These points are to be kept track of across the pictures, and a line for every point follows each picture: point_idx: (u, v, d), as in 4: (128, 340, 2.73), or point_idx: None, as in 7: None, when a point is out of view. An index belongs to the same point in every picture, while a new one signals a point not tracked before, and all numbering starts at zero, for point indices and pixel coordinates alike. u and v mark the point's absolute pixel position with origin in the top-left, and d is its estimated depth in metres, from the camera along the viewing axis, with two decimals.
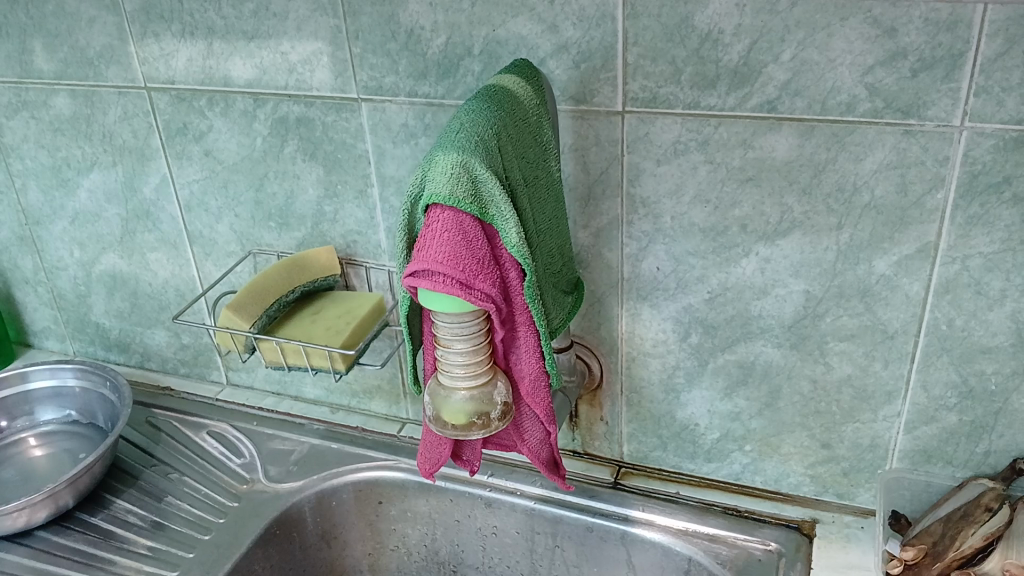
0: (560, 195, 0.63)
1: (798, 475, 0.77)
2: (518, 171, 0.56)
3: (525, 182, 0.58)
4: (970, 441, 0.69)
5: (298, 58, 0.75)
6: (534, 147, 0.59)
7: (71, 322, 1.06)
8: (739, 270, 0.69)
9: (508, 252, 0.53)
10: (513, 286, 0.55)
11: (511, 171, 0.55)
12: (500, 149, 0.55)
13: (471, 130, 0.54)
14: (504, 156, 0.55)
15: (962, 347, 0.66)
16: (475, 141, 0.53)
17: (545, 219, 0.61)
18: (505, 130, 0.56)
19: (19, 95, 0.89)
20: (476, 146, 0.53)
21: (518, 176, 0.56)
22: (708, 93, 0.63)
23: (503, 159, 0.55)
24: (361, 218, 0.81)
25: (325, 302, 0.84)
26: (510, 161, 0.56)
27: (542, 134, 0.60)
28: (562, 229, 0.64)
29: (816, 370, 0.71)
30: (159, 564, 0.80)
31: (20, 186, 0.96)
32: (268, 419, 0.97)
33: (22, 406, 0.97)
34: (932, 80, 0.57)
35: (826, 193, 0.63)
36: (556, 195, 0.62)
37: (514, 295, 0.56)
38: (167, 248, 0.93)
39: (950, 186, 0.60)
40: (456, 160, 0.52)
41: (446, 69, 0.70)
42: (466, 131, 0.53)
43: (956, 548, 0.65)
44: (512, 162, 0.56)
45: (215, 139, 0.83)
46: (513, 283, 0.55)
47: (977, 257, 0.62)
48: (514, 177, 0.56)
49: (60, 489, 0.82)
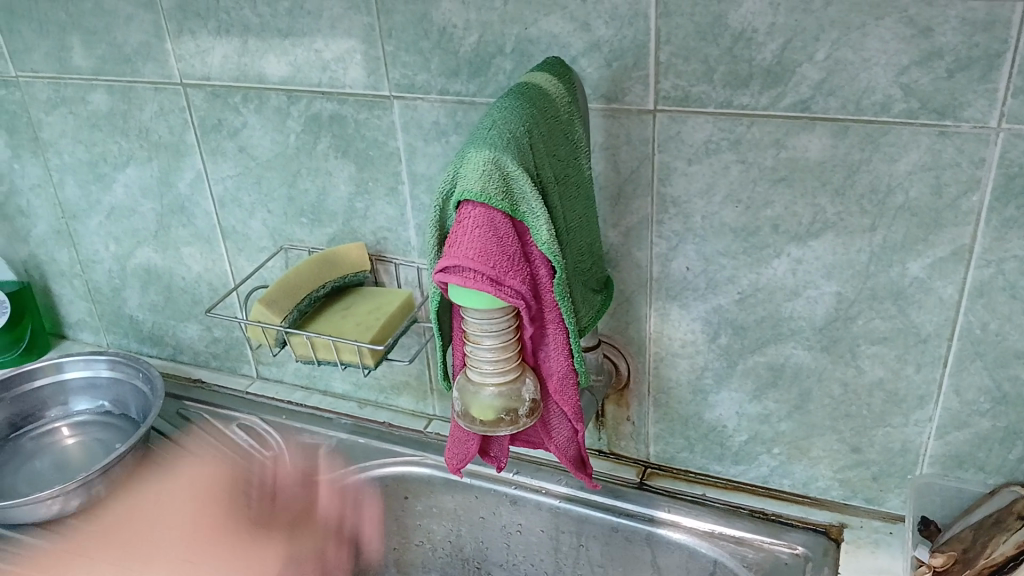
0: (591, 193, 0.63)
1: (827, 479, 0.77)
2: (550, 171, 0.56)
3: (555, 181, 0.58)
4: (1002, 447, 0.68)
5: (331, 55, 0.76)
6: (565, 144, 0.59)
7: (106, 316, 1.07)
8: (770, 271, 0.69)
9: (539, 249, 0.54)
10: (543, 283, 0.55)
11: (542, 171, 0.56)
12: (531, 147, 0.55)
13: (502, 128, 0.54)
14: (535, 154, 0.55)
15: (996, 351, 0.65)
16: (505, 138, 0.53)
17: (576, 217, 0.61)
18: (536, 129, 0.56)
19: (58, 91, 0.91)
20: (507, 144, 0.53)
21: (548, 175, 0.56)
22: (741, 93, 0.63)
23: (533, 157, 0.55)
24: (392, 215, 0.82)
25: (356, 298, 0.85)
26: (541, 161, 0.56)
27: (574, 132, 0.60)
28: (593, 227, 0.64)
29: (847, 373, 0.71)
30: (189, 555, 0.82)
31: (58, 180, 0.98)
32: (297, 413, 0.98)
33: (57, 396, 0.98)
34: (968, 81, 0.56)
35: (859, 194, 0.63)
36: (587, 194, 0.62)
37: (544, 292, 0.56)
38: (201, 243, 0.94)
39: (986, 189, 0.59)
40: (485, 157, 0.52)
41: (477, 67, 0.70)
42: (497, 130, 0.54)
43: (988, 556, 0.65)
44: (542, 161, 0.56)
45: (249, 136, 0.84)
46: (543, 280, 0.55)
47: (1012, 260, 0.61)
48: (544, 177, 0.56)
49: (94, 478, 0.83)
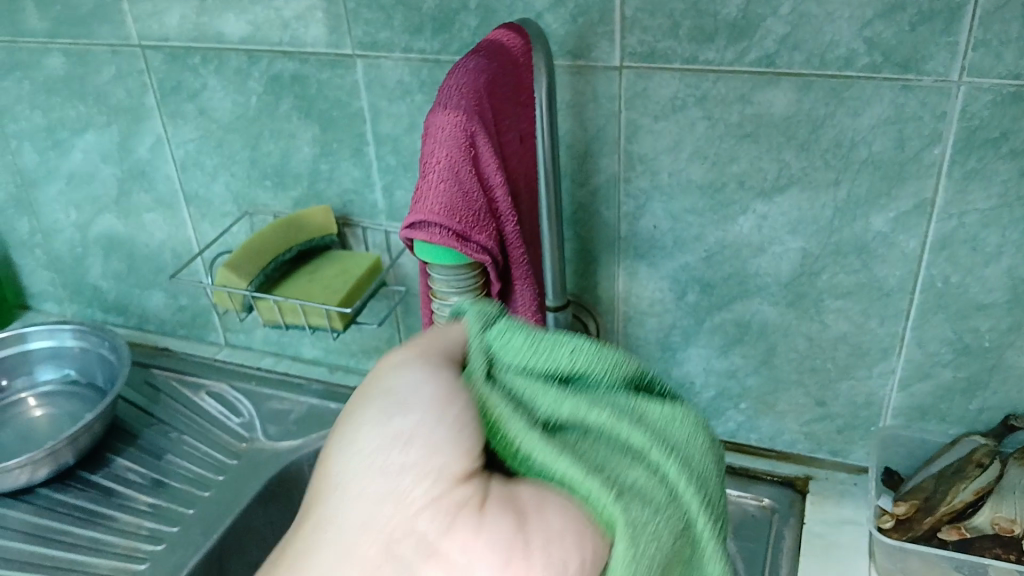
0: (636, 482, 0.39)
1: (793, 432, 0.78)
2: (698, 437, 0.42)
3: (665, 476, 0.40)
4: (964, 398, 0.70)
5: (292, 13, 0.74)
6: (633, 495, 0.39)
7: (69, 284, 1.07)
8: (737, 228, 0.69)
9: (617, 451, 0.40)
10: (501, 207, 0.53)
11: (632, 439, 0.40)
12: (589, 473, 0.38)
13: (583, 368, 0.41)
14: (612, 432, 0.41)
15: (958, 303, 0.66)
16: (558, 405, 0.41)
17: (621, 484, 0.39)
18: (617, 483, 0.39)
19: (12, 55, 0.88)
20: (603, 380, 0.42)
21: (678, 441, 0.41)
22: (706, 48, 0.62)
23: (586, 447, 0.40)
24: (357, 176, 0.81)
25: (321, 263, 0.84)
26: (646, 440, 0.40)
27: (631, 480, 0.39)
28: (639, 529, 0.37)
29: (811, 328, 0.71)
30: (160, 521, 0.81)
31: (15, 146, 0.96)
32: (267, 379, 0.98)
33: (22, 365, 0.96)
34: (930, 34, 0.56)
35: (824, 149, 0.63)
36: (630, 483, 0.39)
37: (506, 227, 0.54)
38: (164, 209, 0.93)
39: (947, 141, 0.60)
40: (538, 395, 0.41)
41: (441, 24, 0.69)
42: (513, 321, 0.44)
43: (947, 503, 0.67)
44: (643, 438, 0.40)
45: (209, 98, 0.82)
46: (501, 204, 0.53)
47: (974, 213, 0.62)
48: (645, 404, 0.42)
49: (61, 446, 0.81)
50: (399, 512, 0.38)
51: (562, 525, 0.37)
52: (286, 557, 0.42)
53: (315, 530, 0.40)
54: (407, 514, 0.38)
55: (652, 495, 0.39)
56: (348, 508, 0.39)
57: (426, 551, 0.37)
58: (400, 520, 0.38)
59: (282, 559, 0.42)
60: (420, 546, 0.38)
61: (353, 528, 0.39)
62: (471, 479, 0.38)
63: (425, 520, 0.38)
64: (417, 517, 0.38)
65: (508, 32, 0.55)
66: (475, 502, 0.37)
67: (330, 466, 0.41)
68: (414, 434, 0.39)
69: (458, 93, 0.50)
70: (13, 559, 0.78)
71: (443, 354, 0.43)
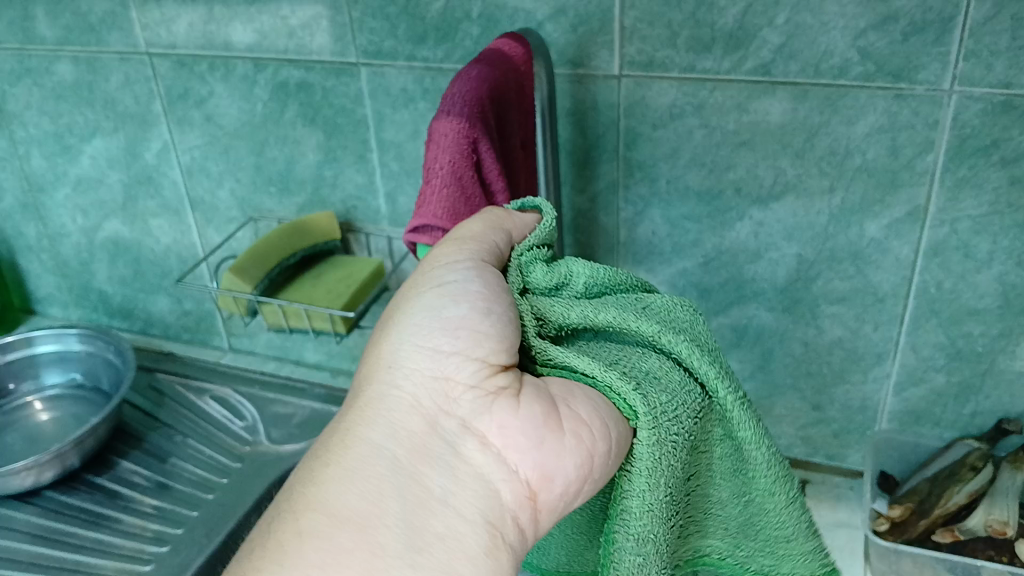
0: (671, 375, 0.40)
1: (789, 437, 0.79)
2: (698, 323, 0.43)
3: (679, 367, 0.41)
4: (957, 403, 0.71)
5: (298, 22, 0.75)
6: (670, 390, 0.39)
7: (74, 289, 1.09)
8: (734, 234, 0.70)
9: (654, 362, 0.41)
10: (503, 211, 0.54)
11: (644, 327, 0.41)
12: (626, 373, 0.39)
13: (579, 279, 0.43)
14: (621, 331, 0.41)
15: (951, 309, 0.67)
16: (596, 311, 0.41)
17: (662, 385, 0.39)
18: (653, 372, 0.40)
19: (22, 62, 0.90)
20: (602, 287, 0.43)
21: (682, 328, 0.42)
22: (703, 57, 0.63)
23: (598, 350, 0.41)
24: (361, 182, 0.82)
25: (326, 267, 0.86)
26: (656, 329, 0.41)
27: (656, 366, 0.40)
28: (673, 411, 0.39)
29: (808, 333, 0.73)
30: (165, 522, 0.82)
31: (23, 152, 0.98)
32: (269, 382, 0.99)
33: (28, 368, 0.97)
34: (922, 44, 0.58)
35: (819, 156, 0.64)
36: (659, 376, 0.40)
37: None
38: (170, 214, 0.95)
39: (940, 149, 0.61)
40: (543, 300, 0.41)
41: (444, 33, 0.70)
42: (545, 223, 0.44)
43: (942, 505, 0.69)
44: (650, 324, 0.41)
45: (216, 105, 0.84)
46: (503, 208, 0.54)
47: (965, 220, 0.63)
48: (654, 300, 0.43)
49: (67, 449, 0.82)
50: (442, 398, 0.38)
51: (590, 414, 0.38)
52: (288, 504, 0.35)
53: (343, 436, 0.37)
54: (452, 396, 0.38)
55: (681, 393, 0.39)
56: (388, 398, 0.38)
57: (469, 439, 0.37)
58: (441, 403, 0.38)
59: (281, 512, 0.35)
60: (462, 433, 0.37)
61: (391, 422, 0.37)
62: (506, 371, 0.39)
63: (468, 405, 0.38)
64: (462, 402, 0.38)
65: (510, 41, 0.56)
66: (510, 390, 0.38)
67: (376, 359, 0.40)
68: (461, 322, 0.38)
69: (462, 101, 0.50)
70: (18, 560, 0.79)
71: (492, 251, 0.42)
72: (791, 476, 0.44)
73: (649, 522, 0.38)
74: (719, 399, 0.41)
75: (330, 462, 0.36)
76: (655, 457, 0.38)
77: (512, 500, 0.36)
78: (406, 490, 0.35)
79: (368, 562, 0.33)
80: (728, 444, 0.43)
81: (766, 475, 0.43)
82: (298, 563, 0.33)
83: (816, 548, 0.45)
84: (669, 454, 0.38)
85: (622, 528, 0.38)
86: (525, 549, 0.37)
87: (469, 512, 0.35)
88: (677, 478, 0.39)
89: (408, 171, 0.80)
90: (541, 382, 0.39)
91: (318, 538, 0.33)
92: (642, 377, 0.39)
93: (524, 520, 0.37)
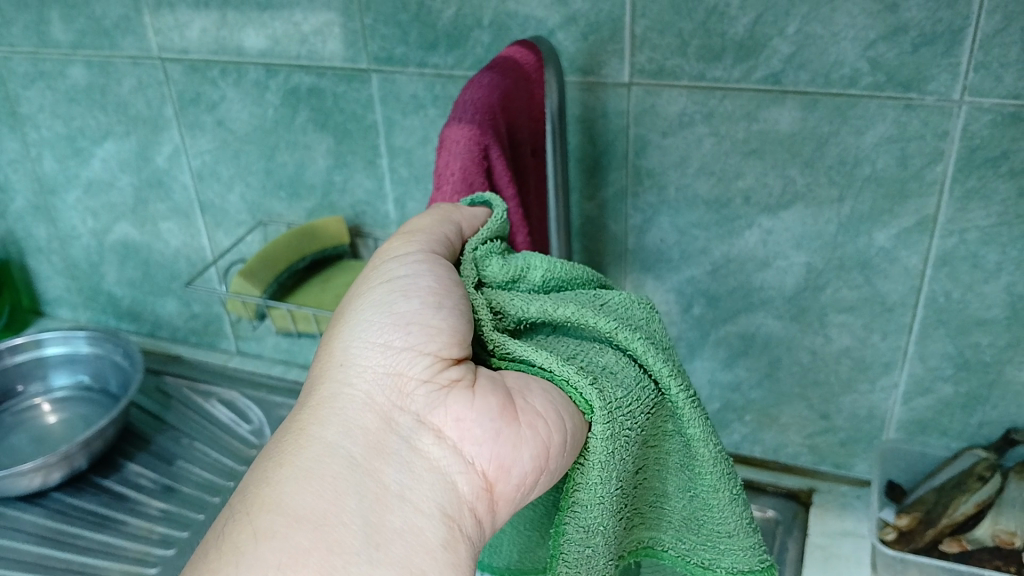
0: (625, 371, 0.39)
1: (796, 445, 0.79)
2: (653, 321, 0.42)
3: (632, 362, 0.40)
4: (964, 412, 0.71)
5: (310, 28, 0.76)
6: (624, 386, 0.38)
7: (84, 291, 1.09)
8: (742, 242, 0.70)
9: (609, 358, 0.39)
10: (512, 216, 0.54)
11: (601, 323, 0.39)
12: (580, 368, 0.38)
13: (536, 271, 0.42)
14: (576, 326, 0.40)
15: (958, 319, 0.67)
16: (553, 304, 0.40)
17: (615, 380, 0.38)
18: (607, 368, 0.39)
19: (36, 65, 0.90)
20: (558, 282, 0.42)
21: (639, 326, 0.41)
22: (714, 66, 0.64)
23: (555, 345, 0.40)
24: (370, 187, 0.83)
25: (335, 271, 0.87)
26: (612, 325, 0.39)
27: (611, 361, 0.39)
28: (624, 407, 0.37)
29: (815, 341, 0.73)
30: (171, 524, 0.82)
31: (35, 155, 0.98)
32: (276, 387, 0.99)
33: (37, 370, 0.98)
34: (932, 56, 0.58)
35: (829, 165, 0.64)
36: (612, 371, 0.38)
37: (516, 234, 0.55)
38: (180, 217, 0.95)
39: (948, 160, 0.61)
40: (498, 294, 0.41)
41: (455, 40, 0.71)
42: (496, 218, 0.45)
43: (949, 515, 0.69)
44: (607, 320, 0.39)
45: (227, 109, 0.84)
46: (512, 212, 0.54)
47: (973, 230, 0.63)
48: (613, 297, 0.42)
49: (75, 451, 0.82)
50: (395, 394, 0.37)
51: (545, 407, 0.37)
52: (241, 507, 0.34)
53: (297, 437, 0.36)
54: (406, 390, 0.37)
55: (633, 389, 0.38)
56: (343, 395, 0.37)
57: (424, 433, 0.36)
58: (396, 399, 0.37)
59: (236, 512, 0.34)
60: (417, 428, 0.36)
61: (345, 420, 0.36)
62: (460, 363, 0.38)
63: (422, 400, 0.37)
64: (416, 397, 0.37)
65: (520, 48, 0.56)
66: (464, 380, 0.37)
67: (331, 357, 0.39)
68: (413, 318, 0.38)
69: (474, 108, 0.51)
70: (25, 561, 0.79)
71: (443, 244, 0.43)
72: (735, 474, 0.42)
73: (601, 513, 0.37)
74: (671, 396, 0.40)
75: (283, 464, 0.35)
76: (607, 451, 0.37)
77: (469, 492, 0.36)
78: (363, 486, 0.34)
79: (326, 559, 0.32)
80: (678, 440, 0.42)
81: (714, 473, 0.41)
82: (254, 564, 0.31)
83: (761, 555, 0.44)
84: (621, 447, 0.37)
85: (572, 518, 0.37)
86: (483, 541, 0.36)
87: (425, 505, 0.34)
88: (627, 472, 0.39)
89: (416, 176, 0.80)
90: (495, 373, 0.38)
91: (275, 538, 0.32)
92: (596, 373, 0.38)
93: (481, 511, 0.36)
